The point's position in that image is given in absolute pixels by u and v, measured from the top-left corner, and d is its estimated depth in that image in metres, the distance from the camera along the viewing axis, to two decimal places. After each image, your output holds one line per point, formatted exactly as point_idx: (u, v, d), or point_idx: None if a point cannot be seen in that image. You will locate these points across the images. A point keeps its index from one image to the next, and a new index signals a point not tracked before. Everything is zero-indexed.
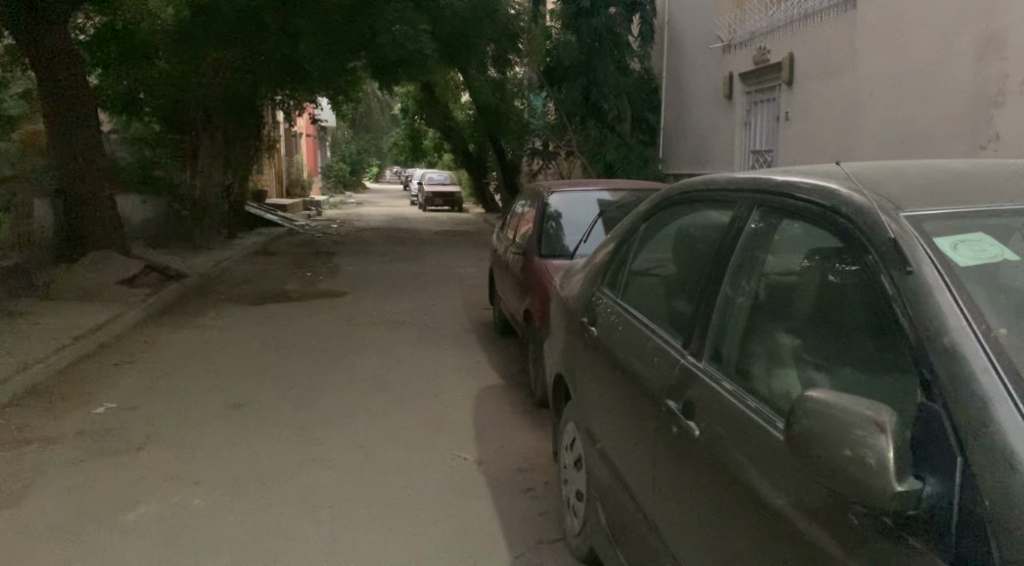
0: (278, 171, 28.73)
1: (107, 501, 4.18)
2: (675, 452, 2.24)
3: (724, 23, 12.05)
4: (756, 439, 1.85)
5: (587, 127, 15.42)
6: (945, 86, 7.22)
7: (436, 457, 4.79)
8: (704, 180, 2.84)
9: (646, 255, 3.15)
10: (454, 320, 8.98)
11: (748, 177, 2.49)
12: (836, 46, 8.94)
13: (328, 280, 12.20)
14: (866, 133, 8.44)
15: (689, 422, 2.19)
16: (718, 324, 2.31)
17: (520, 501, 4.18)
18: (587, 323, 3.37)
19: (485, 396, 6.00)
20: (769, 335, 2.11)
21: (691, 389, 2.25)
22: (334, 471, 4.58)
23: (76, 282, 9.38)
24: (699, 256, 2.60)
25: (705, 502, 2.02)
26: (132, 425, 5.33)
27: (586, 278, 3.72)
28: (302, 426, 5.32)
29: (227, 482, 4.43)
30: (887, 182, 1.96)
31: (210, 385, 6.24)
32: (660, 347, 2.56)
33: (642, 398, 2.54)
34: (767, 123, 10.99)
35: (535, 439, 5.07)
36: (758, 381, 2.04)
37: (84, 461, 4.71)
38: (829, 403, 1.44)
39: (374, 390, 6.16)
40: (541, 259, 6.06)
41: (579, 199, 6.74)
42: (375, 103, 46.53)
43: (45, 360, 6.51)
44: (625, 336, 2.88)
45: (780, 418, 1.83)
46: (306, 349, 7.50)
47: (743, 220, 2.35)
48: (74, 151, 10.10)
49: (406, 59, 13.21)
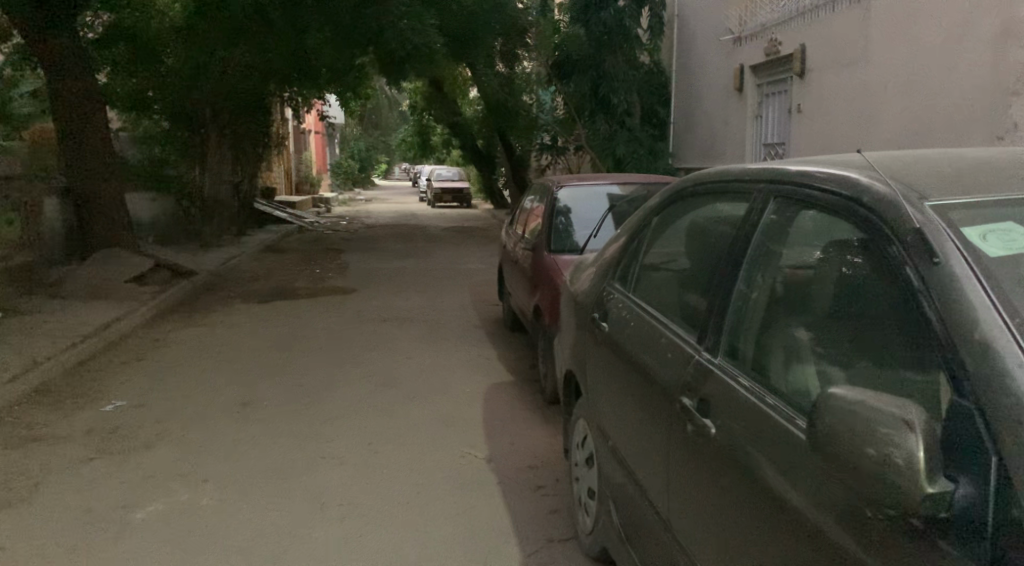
0: (288, 169, 28.78)
1: (117, 499, 4.16)
2: (690, 450, 2.18)
3: (734, 15, 11.93)
4: (776, 436, 1.79)
5: (596, 122, 15.29)
6: (960, 77, 7.12)
7: (446, 454, 4.74)
8: (717, 171, 2.78)
9: (658, 249, 3.08)
10: (465, 316, 8.96)
11: (765, 167, 2.42)
12: (849, 37, 8.82)
13: (337, 277, 12.20)
14: (880, 125, 8.34)
15: (704, 419, 2.12)
16: (735, 319, 2.24)
17: (531, 499, 4.13)
18: (599, 318, 3.30)
19: (495, 393, 5.96)
20: (786, 331, 2.06)
21: (706, 386, 2.20)
22: (344, 468, 4.54)
23: (87, 280, 9.40)
24: (714, 248, 2.54)
25: (722, 499, 1.97)
26: (141, 422, 5.32)
27: (596, 273, 3.66)
28: (312, 423, 5.29)
29: (236, 479, 4.40)
30: (909, 170, 1.89)
31: (221, 383, 6.23)
32: (673, 342, 2.51)
33: (655, 395, 2.48)
34: (779, 115, 10.87)
35: (546, 436, 5.03)
36: (775, 378, 1.99)
37: (93, 459, 4.69)
38: (851, 400, 1.38)
39: (382, 387, 6.12)
40: (551, 254, 6.01)
41: (589, 193, 6.66)
42: (383, 99, 46.47)
43: (55, 357, 6.52)
44: (637, 331, 2.82)
45: (801, 416, 1.77)
46: (316, 346, 7.48)
47: (759, 210, 2.28)
48: (84, 147, 10.11)
49: (415, 53, 13.15)
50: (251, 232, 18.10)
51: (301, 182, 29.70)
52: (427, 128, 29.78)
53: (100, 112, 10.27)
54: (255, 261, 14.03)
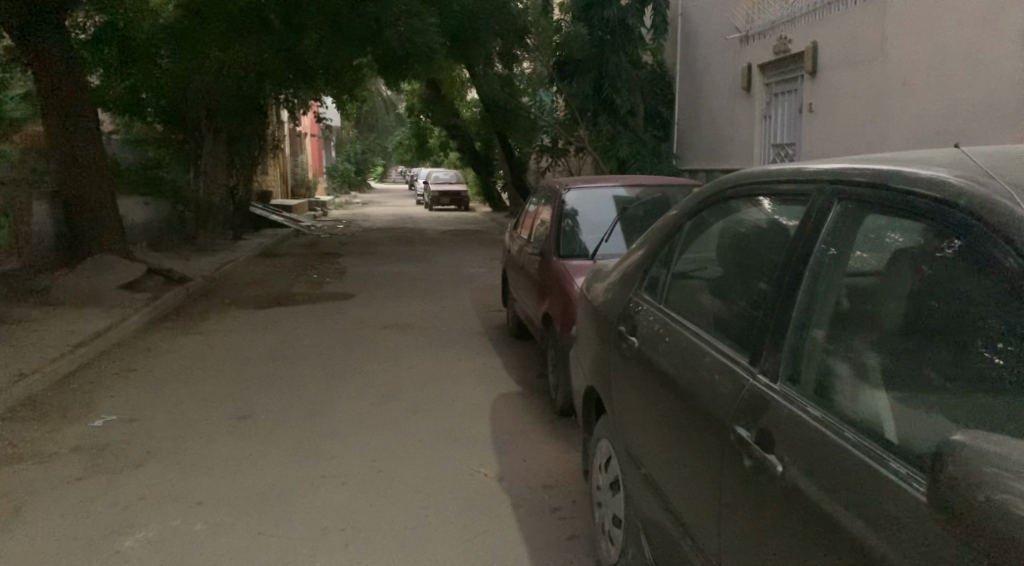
0: (283, 172, 28.47)
1: (104, 524, 3.87)
2: (748, 488, 1.94)
3: (741, 13, 11.74)
4: (863, 480, 1.56)
5: (599, 122, 15.03)
6: (985, 73, 6.91)
7: (454, 474, 4.48)
8: (762, 171, 2.52)
9: (690, 255, 2.85)
10: (467, 322, 8.72)
11: (821, 166, 2.18)
12: (864, 33, 8.61)
13: (335, 282, 11.93)
14: (897, 124, 8.14)
15: (766, 454, 1.88)
16: (793, 334, 2.01)
17: (546, 522, 3.88)
18: (625, 331, 3.05)
19: (503, 405, 5.71)
20: (851, 350, 1.84)
21: (765, 415, 1.95)
22: (346, 489, 4.28)
23: (78, 287, 9.11)
24: (761, 257, 2.31)
25: (790, 549, 1.73)
26: (132, 439, 5.04)
27: (620, 280, 3.40)
28: (311, 440, 5.03)
29: (232, 501, 4.13)
30: (1008, 167, 1.65)
31: (215, 395, 5.97)
32: (720, 363, 2.26)
33: (701, 421, 2.23)
34: (789, 115, 10.64)
35: (559, 452, 4.78)
36: (847, 405, 1.77)
37: (80, 479, 4.42)
38: (981, 450, 1.24)
39: (385, 399, 5.86)
40: (559, 259, 5.76)
41: (597, 196, 6.41)
42: (380, 103, 46.25)
43: (43, 370, 6.25)
44: (673, 347, 2.57)
45: (896, 459, 1.54)
46: (313, 355, 7.22)
47: (820, 211, 2.04)
48: (74, 152, 9.81)
49: (415, 55, 12.92)
50: (246, 237, 17.84)
51: (296, 185, 29.42)
52: (424, 131, 29.51)
53: (92, 115, 9.99)
54: (249, 265, 13.76)
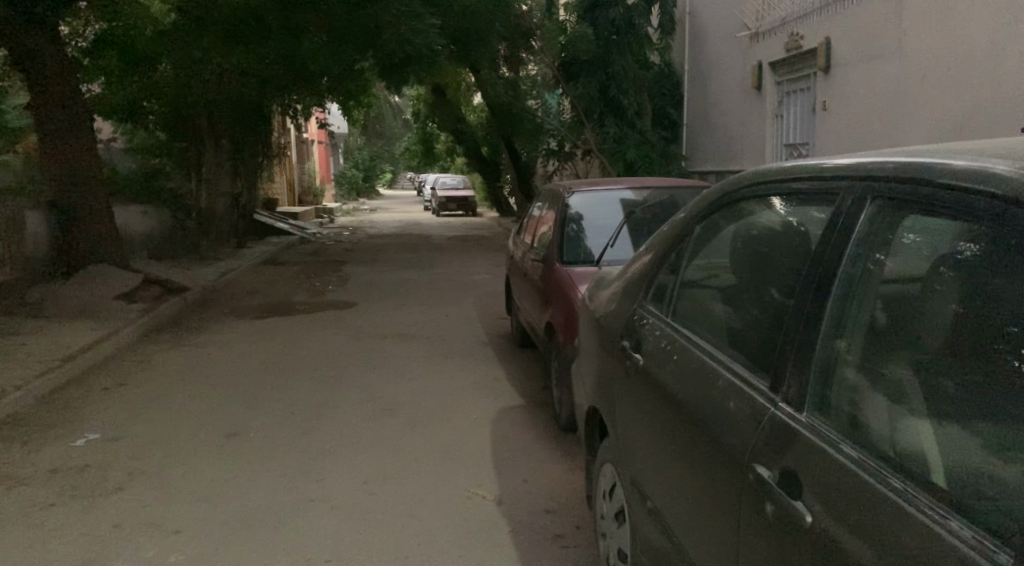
0: (290, 180, 28.38)
1: (74, 555, 3.61)
2: (772, 539, 1.66)
3: (751, 10, 11.43)
4: (914, 539, 1.28)
5: (605, 125, 14.79)
6: (1012, 64, 6.56)
7: (451, 496, 4.22)
8: (780, 167, 2.23)
9: (699, 262, 2.57)
10: (471, 331, 8.48)
11: (845, 162, 1.90)
12: (880, 28, 8.30)
13: (336, 290, 11.69)
14: (917, 120, 7.82)
15: (793, 500, 1.60)
16: (821, 354, 1.73)
17: (547, 551, 3.60)
18: (629, 347, 2.78)
19: (504, 421, 5.44)
20: (889, 375, 1.56)
21: (791, 452, 1.67)
22: (335, 514, 4.01)
23: (73, 298, 8.92)
24: (780, 265, 2.03)
25: None
26: (114, 460, 4.81)
27: (623, 289, 3.13)
28: (301, 459, 4.78)
29: (213, 528, 3.87)
30: None
31: (204, 412, 5.73)
32: (734, 387, 2.00)
33: (716, 456, 1.95)
34: (802, 115, 10.32)
35: (562, 472, 4.51)
36: (887, 441, 1.50)
37: (54, 505, 4.16)
38: None
39: (382, 415, 5.61)
40: (562, 265, 5.49)
41: (603, 199, 6.14)
42: (387, 110, 46.16)
43: (26, 386, 6.02)
44: (683, 366, 2.30)
45: (954, 514, 1.27)
46: (309, 367, 6.99)
47: (847, 214, 1.76)
48: (68, 158, 9.61)
49: (416, 57, 12.69)
50: (250, 245, 17.68)
51: (303, 193, 29.34)
52: (430, 137, 29.33)
53: (86, 122, 9.79)
54: (251, 274, 13.57)
